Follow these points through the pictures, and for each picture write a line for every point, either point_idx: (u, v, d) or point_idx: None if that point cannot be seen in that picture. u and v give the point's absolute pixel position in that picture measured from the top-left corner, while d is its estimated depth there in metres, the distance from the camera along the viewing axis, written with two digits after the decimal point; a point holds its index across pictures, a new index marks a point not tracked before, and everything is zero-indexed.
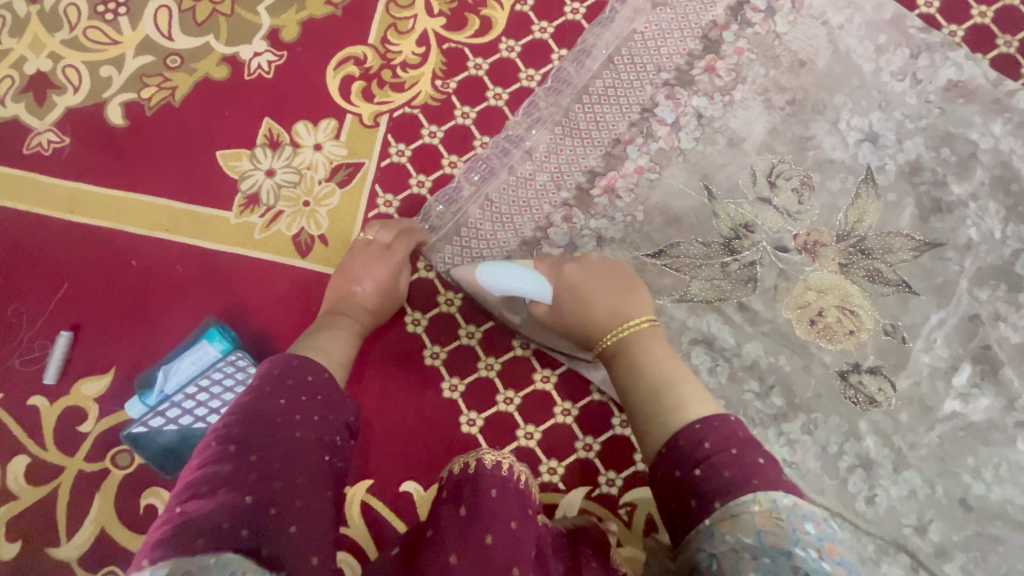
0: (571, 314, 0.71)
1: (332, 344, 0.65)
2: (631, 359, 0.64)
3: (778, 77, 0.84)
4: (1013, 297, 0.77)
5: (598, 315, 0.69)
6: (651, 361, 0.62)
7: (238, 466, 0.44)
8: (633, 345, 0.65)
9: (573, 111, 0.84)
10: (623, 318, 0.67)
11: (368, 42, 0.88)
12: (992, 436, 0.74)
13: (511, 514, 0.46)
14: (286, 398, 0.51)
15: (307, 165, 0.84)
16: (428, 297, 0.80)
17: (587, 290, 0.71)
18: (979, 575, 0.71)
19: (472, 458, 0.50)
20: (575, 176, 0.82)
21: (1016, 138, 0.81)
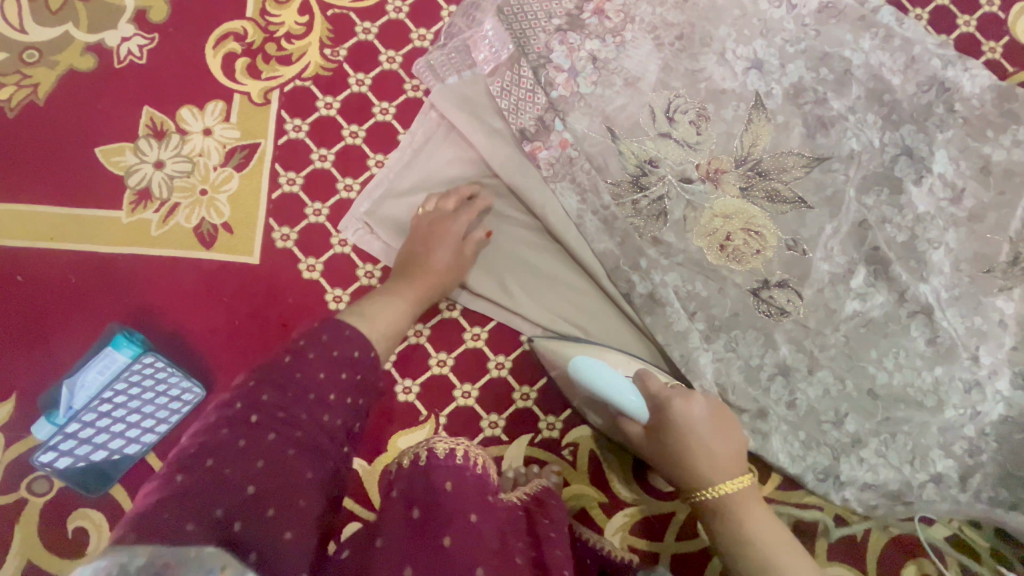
0: (674, 454, 0.67)
1: (378, 308, 0.68)
2: (737, 521, 0.63)
3: (665, 14, 0.86)
4: (895, 200, 0.82)
5: (706, 464, 0.65)
6: (761, 533, 0.62)
7: (239, 432, 0.48)
8: (743, 508, 0.63)
9: (478, 64, 0.82)
10: (723, 475, 0.64)
11: (246, 15, 0.83)
12: (889, 327, 0.80)
13: (468, 509, 0.50)
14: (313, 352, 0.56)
15: (198, 152, 0.80)
16: (348, 274, 0.79)
17: (692, 443, 0.66)
18: (890, 455, 0.79)
19: (421, 450, 0.54)
20: (483, 130, 0.81)
21: (885, 52, 0.85)
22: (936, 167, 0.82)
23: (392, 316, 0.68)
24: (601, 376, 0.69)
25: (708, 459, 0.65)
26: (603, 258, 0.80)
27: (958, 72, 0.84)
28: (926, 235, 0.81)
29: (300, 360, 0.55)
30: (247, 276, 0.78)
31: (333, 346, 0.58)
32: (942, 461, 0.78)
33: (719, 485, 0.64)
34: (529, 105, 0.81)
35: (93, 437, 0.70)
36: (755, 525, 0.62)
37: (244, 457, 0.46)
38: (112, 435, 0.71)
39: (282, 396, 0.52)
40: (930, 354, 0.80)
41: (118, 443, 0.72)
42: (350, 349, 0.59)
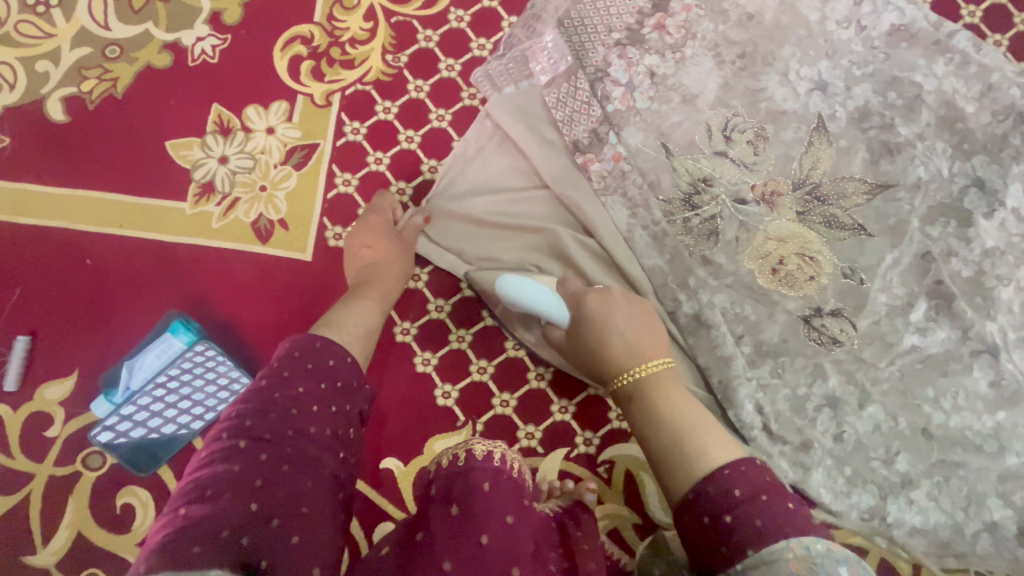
0: (588, 342, 0.67)
1: (343, 316, 0.66)
2: (645, 396, 0.60)
3: (727, 32, 0.84)
4: (963, 233, 0.79)
5: (617, 347, 0.64)
6: (668, 405, 0.59)
7: (256, 441, 0.49)
8: (656, 385, 0.61)
9: (536, 76, 0.82)
10: (637, 356, 0.63)
11: (314, 20, 0.86)
12: (949, 366, 0.77)
13: (505, 509, 0.49)
14: (302, 386, 0.55)
15: (260, 149, 0.83)
16: (415, 303, 0.82)
17: (608, 325, 0.65)
18: (943, 499, 0.75)
19: (459, 449, 0.52)
20: (538, 141, 0.81)
21: (960, 78, 0.82)
22: (1009, 201, 0.78)
23: (362, 325, 0.66)
24: (522, 282, 0.73)
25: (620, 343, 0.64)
26: (650, 273, 0.79)
27: None
28: (995, 271, 0.77)
29: (277, 381, 0.54)
30: (298, 274, 0.80)
31: (307, 360, 0.57)
32: (1000, 510, 0.74)
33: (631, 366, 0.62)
34: (585, 116, 0.81)
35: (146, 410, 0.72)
36: (663, 400, 0.59)
37: (261, 471, 0.47)
38: (159, 408, 0.73)
39: (266, 417, 0.51)
40: (991, 398, 0.76)
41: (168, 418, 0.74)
42: (326, 358, 0.58)
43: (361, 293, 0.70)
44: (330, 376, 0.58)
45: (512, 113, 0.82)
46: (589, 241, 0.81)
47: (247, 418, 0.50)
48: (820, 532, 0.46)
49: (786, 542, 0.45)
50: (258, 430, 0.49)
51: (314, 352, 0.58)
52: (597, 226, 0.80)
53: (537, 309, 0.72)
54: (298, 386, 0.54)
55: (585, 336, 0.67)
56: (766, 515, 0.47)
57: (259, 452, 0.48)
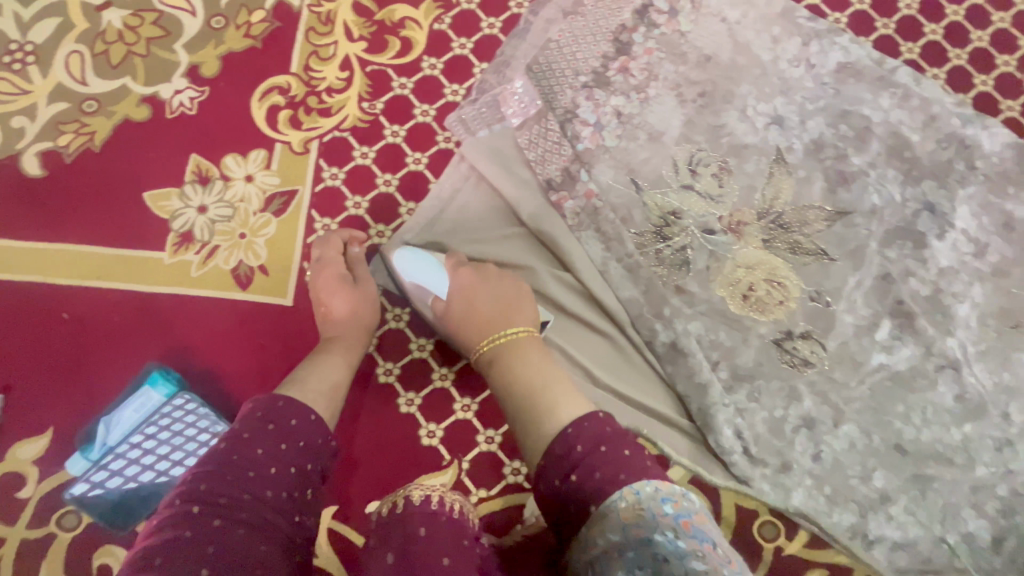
0: (458, 318, 0.74)
1: (310, 373, 0.69)
2: (504, 367, 0.69)
3: (687, 72, 0.89)
4: (919, 253, 0.83)
5: (479, 321, 0.72)
6: (527, 371, 0.67)
7: (209, 503, 0.52)
8: (514, 351, 0.69)
9: (509, 119, 0.86)
10: (498, 329, 0.71)
11: (291, 71, 0.88)
12: (916, 382, 0.80)
13: (441, 552, 0.50)
14: (263, 448, 0.57)
15: (240, 198, 0.84)
16: (399, 344, 0.82)
17: (476, 302, 0.74)
18: (921, 513, 0.77)
19: (399, 497, 0.54)
20: (513, 180, 0.84)
21: (904, 110, 0.87)
22: (958, 222, 0.83)
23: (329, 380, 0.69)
24: (415, 270, 0.77)
25: (484, 325, 0.72)
26: (626, 304, 0.81)
27: (978, 130, 0.86)
28: (951, 289, 0.82)
29: (237, 443, 0.56)
30: (280, 319, 0.81)
31: (267, 422, 0.59)
32: (975, 521, 0.76)
33: (489, 340, 0.71)
34: (556, 155, 0.84)
35: (127, 464, 0.74)
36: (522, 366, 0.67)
37: (208, 533, 0.50)
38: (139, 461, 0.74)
39: (222, 480, 0.53)
40: (958, 410, 0.79)
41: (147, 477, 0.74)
42: (287, 417, 0.60)
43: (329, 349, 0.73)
44: (299, 432, 0.60)
45: (486, 154, 0.85)
46: (566, 276, 0.84)
47: (205, 477, 0.53)
48: (651, 477, 0.53)
49: (618, 492, 0.52)
50: (211, 494, 0.52)
51: (279, 411, 0.60)
52: (575, 260, 0.83)
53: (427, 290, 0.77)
54: (257, 447, 0.57)
55: (458, 314, 0.74)
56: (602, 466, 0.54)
57: (210, 512, 0.51)
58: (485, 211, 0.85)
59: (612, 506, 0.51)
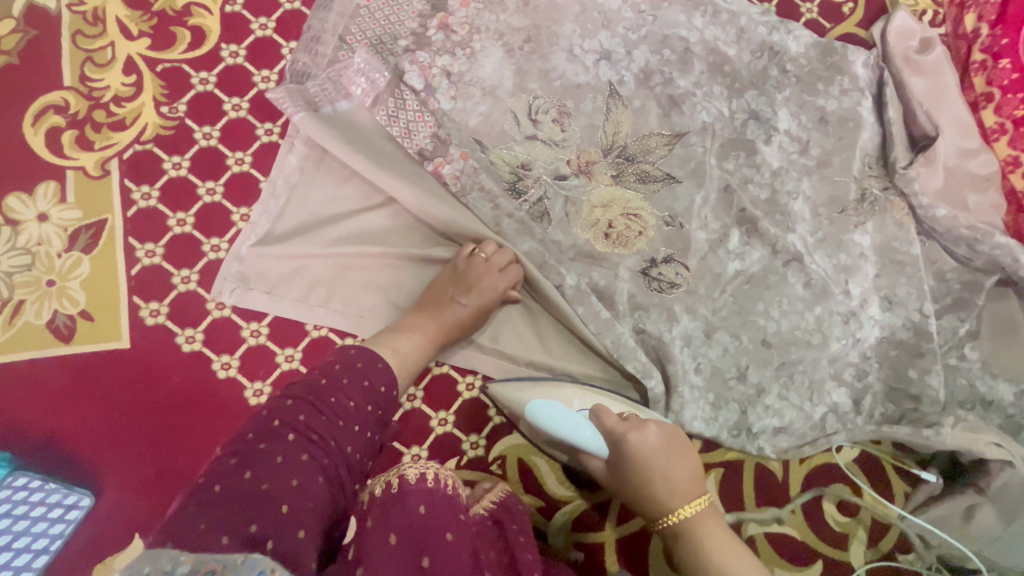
0: (627, 482, 0.66)
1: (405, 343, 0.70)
2: (697, 543, 0.61)
3: (509, 20, 0.87)
4: (752, 161, 0.88)
5: (661, 486, 0.63)
6: (713, 553, 0.59)
7: (243, 491, 0.47)
8: (702, 527, 0.61)
9: (338, 100, 0.80)
10: (677, 492, 0.63)
11: (64, 85, 0.77)
12: (770, 279, 0.86)
13: (445, 527, 0.51)
14: (308, 453, 0.52)
15: (36, 241, 0.73)
16: (262, 360, 0.74)
17: (647, 464, 0.64)
18: (792, 396, 0.84)
19: (393, 477, 0.53)
20: (367, 154, 0.78)
21: (717, 27, 0.91)
22: (781, 125, 0.89)
23: (416, 352, 0.70)
24: (556, 418, 0.70)
25: (665, 482, 0.63)
26: (529, 255, 0.80)
27: (783, 35, 0.91)
28: (785, 188, 0.88)
29: (280, 445, 0.52)
30: (121, 365, 0.72)
31: (298, 411, 0.55)
32: (835, 390, 0.85)
33: (676, 509, 0.62)
34: (415, 126, 0.80)
35: (9, 560, 0.62)
36: (715, 549, 0.59)
37: (240, 518, 0.45)
38: (18, 551, 0.63)
39: (271, 480, 0.49)
40: (809, 297, 0.85)
41: (39, 560, 0.64)
42: (344, 421, 0.57)
43: (403, 323, 0.73)
44: (340, 415, 0.57)
45: (331, 128, 0.77)
46: (438, 250, 0.81)
47: (247, 462, 0.50)
48: None
49: None
50: (252, 482, 0.48)
51: (307, 392, 0.57)
52: (446, 231, 0.80)
53: (574, 441, 0.69)
54: (303, 452, 0.52)
55: (627, 476, 0.66)
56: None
57: (244, 500, 0.47)
58: (334, 195, 0.79)
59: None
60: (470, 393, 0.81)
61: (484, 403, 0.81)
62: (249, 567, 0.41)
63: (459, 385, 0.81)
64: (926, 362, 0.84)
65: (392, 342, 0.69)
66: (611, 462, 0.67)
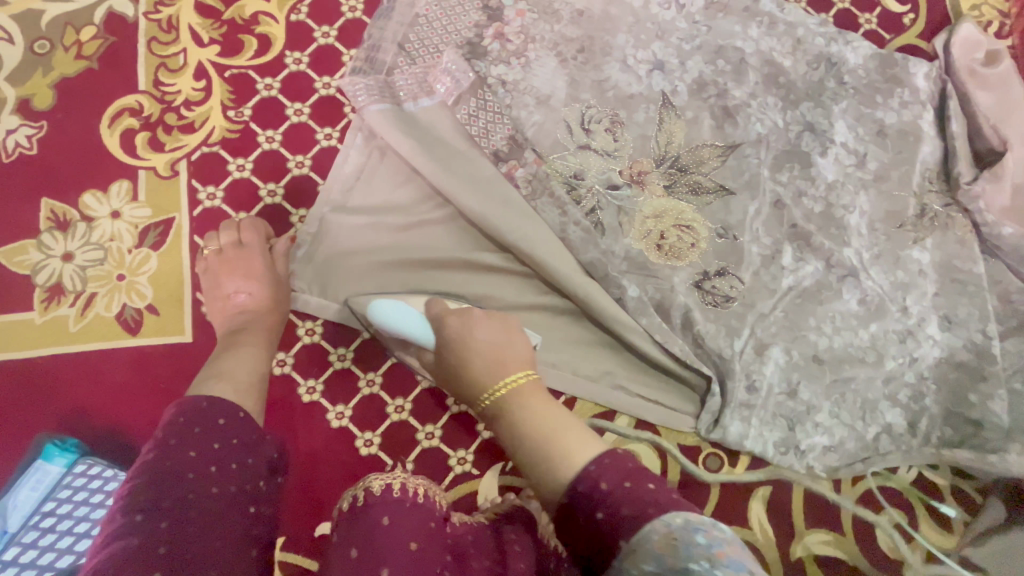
0: (451, 367, 0.69)
1: (234, 364, 0.64)
2: (509, 418, 0.61)
3: (563, 30, 0.88)
4: (806, 173, 0.87)
5: (477, 369, 0.66)
6: (525, 416, 0.60)
7: (165, 508, 0.50)
8: (516, 400, 0.62)
9: (409, 96, 0.82)
10: (499, 373, 0.64)
11: (139, 88, 0.81)
12: (823, 294, 0.83)
13: (406, 537, 0.53)
14: (215, 466, 0.54)
15: (109, 237, 0.77)
16: (316, 359, 0.79)
17: (470, 346, 0.68)
18: (844, 415, 0.81)
19: (359, 490, 0.56)
20: (438, 146, 0.81)
21: (773, 37, 0.90)
22: (837, 137, 0.88)
23: (251, 364, 0.65)
24: (390, 310, 0.73)
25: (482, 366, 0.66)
26: (591, 266, 0.80)
27: (841, 46, 0.90)
28: (840, 202, 0.86)
29: (207, 455, 0.54)
30: (183, 359, 0.75)
31: (183, 469, 0.52)
32: (891, 411, 0.82)
33: (492, 386, 0.64)
34: (490, 127, 0.82)
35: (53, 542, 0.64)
36: (522, 417, 0.60)
37: (196, 560, 0.49)
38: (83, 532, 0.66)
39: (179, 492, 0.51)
40: (864, 314, 0.83)
41: (83, 543, 0.63)
42: (247, 431, 0.58)
43: (235, 342, 0.68)
44: (222, 435, 0.56)
45: (402, 126, 0.80)
46: (488, 256, 0.81)
47: (160, 510, 0.50)
48: None
49: None
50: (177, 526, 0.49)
51: (203, 415, 0.56)
52: (504, 240, 0.79)
53: (408, 335, 0.72)
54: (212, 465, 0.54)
55: (454, 365, 0.68)
56: (631, 502, 0.48)
57: (184, 543, 0.49)
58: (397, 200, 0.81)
59: (644, 537, 0.46)
60: None
61: None
62: None
63: None
64: (989, 386, 0.81)
65: (219, 369, 0.63)
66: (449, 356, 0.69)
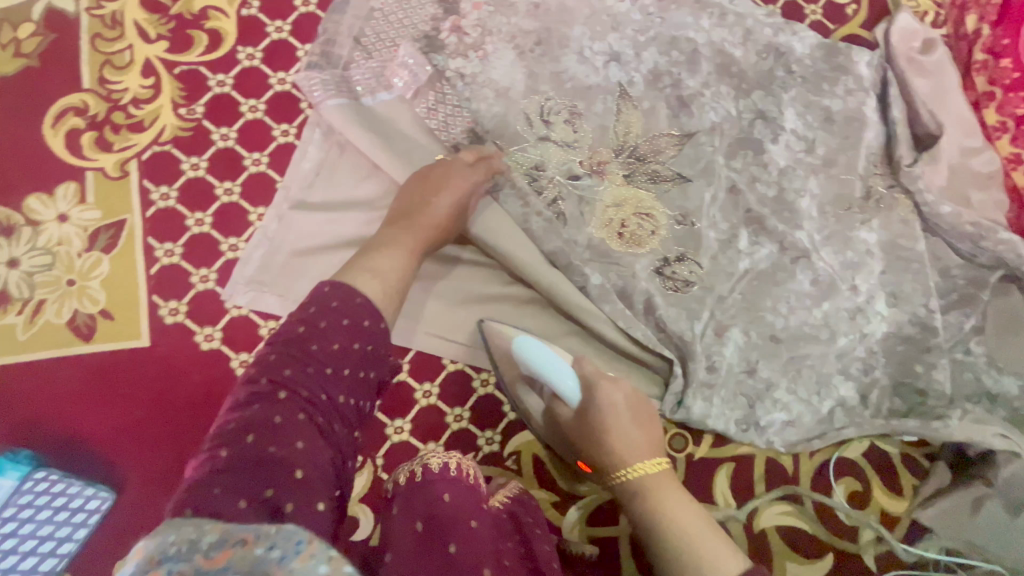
0: (589, 424, 0.67)
1: (381, 262, 0.65)
2: (647, 507, 0.61)
3: (520, 23, 0.88)
4: (759, 159, 0.90)
5: (615, 443, 0.65)
6: (668, 510, 0.60)
7: (250, 453, 0.46)
8: (656, 490, 0.62)
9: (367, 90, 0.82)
10: (636, 455, 0.64)
11: (83, 87, 0.78)
12: (778, 276, 0.87)
13: (469, 515, 0.52)
14: (317, 415, 0.51)
15: (57, 241, 0.74)
16: None
17: (609, 420, 0.66)
18: (801, 391, 0.85)
19: (417, 466, 0.56)
20: (399, 141, 0.81)
21: (724, 28, 0.93)
22: (788, 124, 0.91)
23: (397, 269, 0.66)
24: (539, 353, 0.71)
25: (622, 439, 0.65)
26: (556, 255, 0.81)
27: (789, 36, 0.93)
28: (792, 186, 0.89)
29: (304, 402, 0.51)
30: (143, 363, 0.73)
31: (271, 413, 0.49)
32: (844, 385, 0.86)
33: (633, 465, 0.63)
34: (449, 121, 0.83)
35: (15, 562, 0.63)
36: (668, 514, 0.59)
37: (287, 491, 0.44)
38: (57, 540, 0.65)
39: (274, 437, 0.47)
40: (817, 293, 0.86)
41: (66, 547, 0.66)
42: (364, 373, 0.56)
43: (389, 237, 0.69)
44: (333, 368, 0.54)
45: (359, 121, 0.79)
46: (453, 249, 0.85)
47: (259, 445, 0.46)
48: None
49: None
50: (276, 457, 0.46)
51: (310, 356, 0.53)
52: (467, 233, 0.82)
53: (546, 376, 0.71)
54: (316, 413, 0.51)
55: (592, 422, 0.67)
56: None
57: (273, 478, 0.45)
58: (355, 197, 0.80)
59: None
60: (484, 388, 0.83)
61: (498, 399, 0.82)
62: (283, 538, 0.38)
63: (473, 381, 0.83)
64: (932, 357, 0.85)
65: (367, 263, 0.65)
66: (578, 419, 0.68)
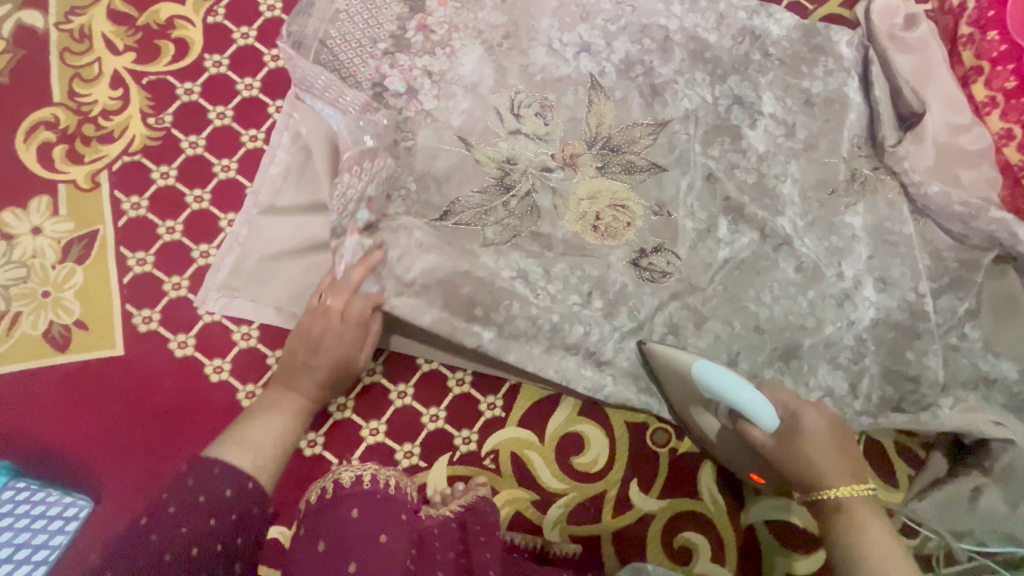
0: (781, 453, 0.65)
1: (254, 430, 0.61)
2: (845, 534, 0.58)
3: (487, 18, 0.87)
4: (736, 145, 0.88)
5: (824, 467, 0.63)
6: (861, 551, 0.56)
7: (163, 523, 0.48)
8: (856, 532, 0.58)
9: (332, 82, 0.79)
10: (840, 474, 0.62)
11: (54, 101, 0.80)
12: (760, 264, 0.84)
13: (377, 529, 0.50)
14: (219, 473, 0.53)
15: (31, 254, 0.75)
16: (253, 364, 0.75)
17: (813, 442, 0.64)
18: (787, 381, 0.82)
19: (328, 482, 0.54)
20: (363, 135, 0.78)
21: (696, 14, 0.91)
22: (765, 108, 0.89)
23: (276, 435, 0.62)
24: (716, 377, 0.67)
25: (823, 454, 0.64)
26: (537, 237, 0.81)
27: (764, 19, 0.91)
28: (772, 172, 0.87)
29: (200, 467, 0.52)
30: (116, 373, 0.73)
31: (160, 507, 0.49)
32: (832, 374, 0.83)
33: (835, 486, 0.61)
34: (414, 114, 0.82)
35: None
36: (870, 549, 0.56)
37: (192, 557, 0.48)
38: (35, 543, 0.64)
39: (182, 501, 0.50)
40: (801, 280, 0.84)
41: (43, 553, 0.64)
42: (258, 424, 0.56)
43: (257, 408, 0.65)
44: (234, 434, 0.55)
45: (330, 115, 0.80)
46: None
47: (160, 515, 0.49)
48: None
49: None
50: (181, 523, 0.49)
51: None
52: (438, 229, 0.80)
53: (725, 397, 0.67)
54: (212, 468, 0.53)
55: (796, 450, 0.64)
56: None
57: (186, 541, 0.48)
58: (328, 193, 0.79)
59: None
60: (459, 387, 0.83)
61: (475, 399, 0.83)
62: None
63: (449, 380, 0.83)
64: (924, 343, 0.82)
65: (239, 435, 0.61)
66: (777, 443, 0.65)
